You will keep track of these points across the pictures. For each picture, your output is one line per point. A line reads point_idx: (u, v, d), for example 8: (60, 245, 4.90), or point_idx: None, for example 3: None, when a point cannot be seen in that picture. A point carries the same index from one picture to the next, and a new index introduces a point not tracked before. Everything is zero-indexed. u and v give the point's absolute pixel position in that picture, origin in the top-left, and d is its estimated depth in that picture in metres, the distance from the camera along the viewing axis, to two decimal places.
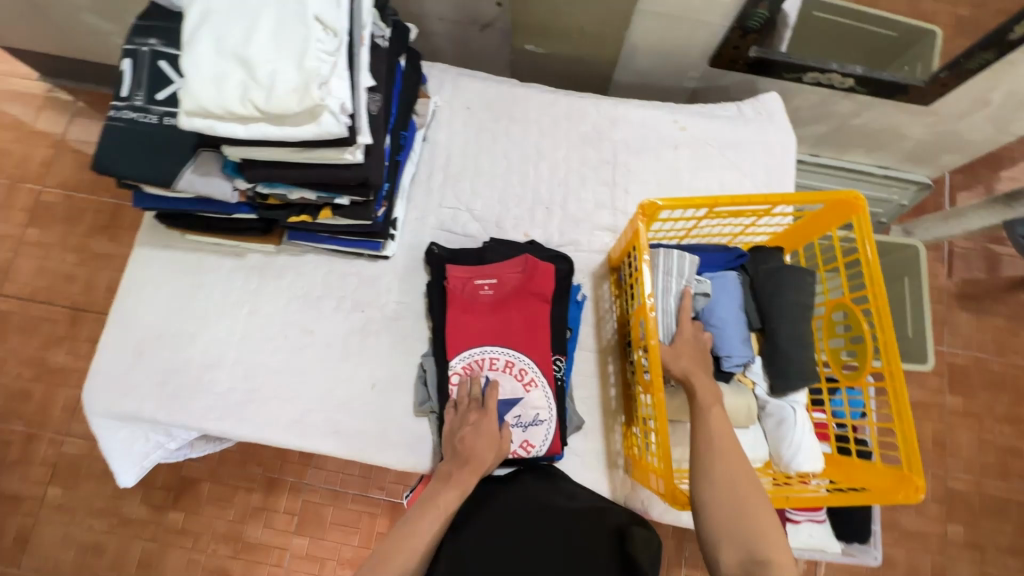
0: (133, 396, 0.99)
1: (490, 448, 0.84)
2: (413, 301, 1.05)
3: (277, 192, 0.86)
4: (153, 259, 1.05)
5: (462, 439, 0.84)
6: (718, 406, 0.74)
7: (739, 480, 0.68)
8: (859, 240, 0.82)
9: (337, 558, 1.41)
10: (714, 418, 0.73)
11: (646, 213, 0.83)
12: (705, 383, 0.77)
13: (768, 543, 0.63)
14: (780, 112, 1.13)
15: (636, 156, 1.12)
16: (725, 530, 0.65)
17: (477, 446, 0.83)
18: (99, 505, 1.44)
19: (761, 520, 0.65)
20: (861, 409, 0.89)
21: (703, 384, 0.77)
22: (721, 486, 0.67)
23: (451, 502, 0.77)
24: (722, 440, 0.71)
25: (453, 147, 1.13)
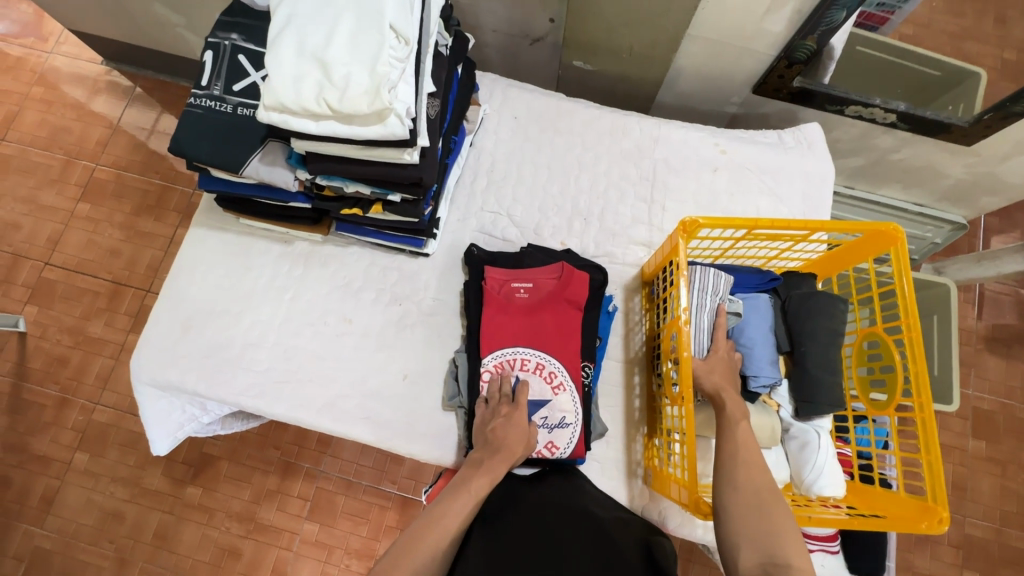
0: (177, 368, 1.03)
1: (521, 441, 0.86)
2: (448, 299, 1.08)
3: (333, 184, 0.91)
4: (207, 239, 1.11)
5: (494, 429, 0.87)
6: (745, 421, 0.76)
7: (763, 491, 0.69)
8: (896, 272, 0.83)
9: (344, 547, 1.43)
10: (737, 432, 0.75)
11: (686, 229, 0.85)
12: (733, 399, 0.80)
13: (789, 549, 0.64)
14: (821, 142, 1.15)
15: (675, 175, 1.15)
16: (747, 535, 0.66)
17: (509, 436, 0.86)
18: (123, 473, 1.50)
19: (783, 529, 0.66)
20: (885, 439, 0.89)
21: (733, 399, 0.79)
22: (745, 494, 0.69)
23: (482, 487, 0.79)
24: (748, 451, 0.73)
25: (497, 154, 1.17)
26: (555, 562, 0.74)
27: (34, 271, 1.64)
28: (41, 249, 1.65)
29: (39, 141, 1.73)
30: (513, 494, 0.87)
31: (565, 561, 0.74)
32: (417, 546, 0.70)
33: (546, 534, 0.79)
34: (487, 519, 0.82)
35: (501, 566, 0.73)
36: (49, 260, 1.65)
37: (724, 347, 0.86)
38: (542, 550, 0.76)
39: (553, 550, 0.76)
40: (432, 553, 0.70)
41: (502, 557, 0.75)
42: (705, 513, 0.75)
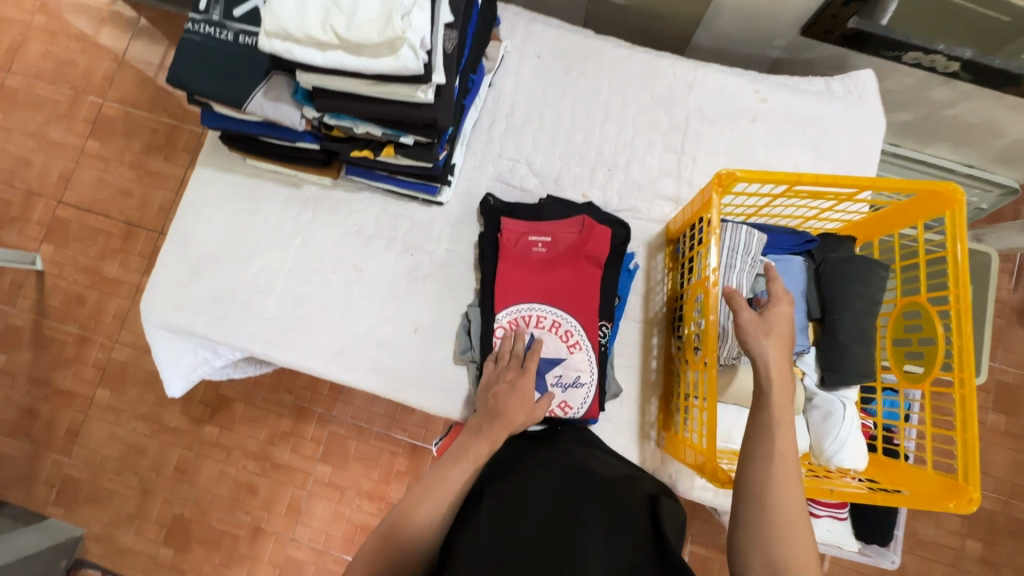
0: (188, 311, 1.02)
1: (522, 412, 0.83)
2: (462, 251, 1.04)
3: (343, 124, 0.85)
4: (214, 180, 1.07)
5: (494, 395, 0.85)
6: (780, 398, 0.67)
7: (784, 480, 0.64)
8: (949, 238, 0.76)
9: (356, 489, 1.47)
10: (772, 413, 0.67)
11: (721, 183, 0.78)
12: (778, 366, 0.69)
13: (799, 546, 0.61)
14: (873, 92, 1.05)
15: (709, 124, 1.06)
16: (762, 523, 0.62)
17: (510, 407, 0.83)
18: (143, 410, 1.54)
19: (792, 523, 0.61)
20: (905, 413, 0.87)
21: (779, 368, 0.68)
22: (773, 479, 0.64)
23: (481, 452, 0.79)
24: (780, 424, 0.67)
25: (518, 97, 1.09)
26: (561, 518, 0.71)
27: (48, 210, 1.62)
28: (54, 187, 1.63)
29: (45, 74, 1.67)
30: (525, 450, 0.85)
31: (573, 517, 0.71)
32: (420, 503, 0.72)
33: (556, 488, 0.76)
34: (497, 472, 0.80)
35: (507, 519, 0.71)
36: (62, 198, 1.62)
37: (785, 304, 0.73)
38: (550, 504, 0.74)
39: (561, 505, 0.73)
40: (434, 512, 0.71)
41: (508, 507, 0.73)
42: (723, 483, 0.73)
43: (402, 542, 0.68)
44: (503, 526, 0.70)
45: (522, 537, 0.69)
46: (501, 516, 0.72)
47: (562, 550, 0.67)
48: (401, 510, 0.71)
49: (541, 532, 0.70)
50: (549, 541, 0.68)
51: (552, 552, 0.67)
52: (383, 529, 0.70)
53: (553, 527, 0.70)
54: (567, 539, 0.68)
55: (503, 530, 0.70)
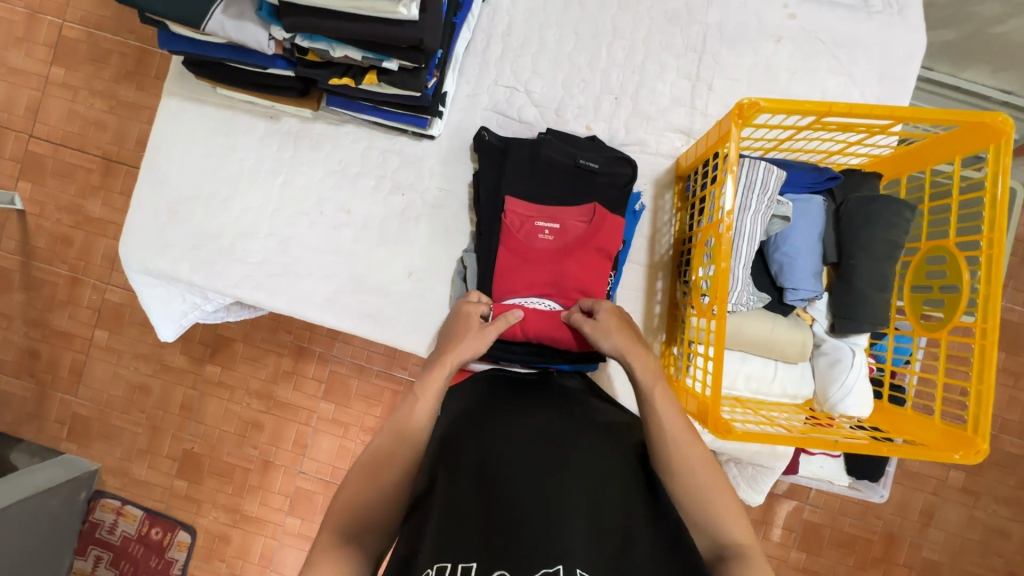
0: (169, 256, 0.97)
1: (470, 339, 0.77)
2: (456, 190, 0.97)
3: (317, 47, 0.75)
4: (185, 112, 0.98)
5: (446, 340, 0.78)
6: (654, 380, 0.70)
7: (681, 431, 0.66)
8: (990, 174, 0.69)
9: (359, 425, 1.49)
10: (661, 388, 0.70)
11: (743, 113, 0.69)
12: (640, 356, 0.73)
13: (730, 520, 0.60)
14: (916, 7, 0.93)
15: (729, 45, 0.95)
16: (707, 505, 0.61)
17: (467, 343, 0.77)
18: (143, 350, 1.53)
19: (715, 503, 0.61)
20: (907, 357, 0.86)
21: (641, 360, 0.73)
22: (688, 447, 0.64)
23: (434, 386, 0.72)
24: (671, 421, 0.66)
25: (516, 14, 0.97)
26: (552, 474, 0.63)
27: (20, 144, 1.52)
28: (23, 120, 1.52)
29: None
30: (515, 400, 0.76)
31: (565, 472, 0.63)
32: (405, 420, 0.68)
33: (547, 440, 0.67)
34: (483, 418, 0.72)
35: (493, 473, 0.64)
36: (33, 132, 1.52)
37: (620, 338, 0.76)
38: (539, 457, 0.65)
39: (550, 459, 0.65)
40: (422, 432, 0.67)
41: (494, 465, 0.64)
42: (725, 433, 0.71)
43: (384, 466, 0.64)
44: (485, 462, 0.65)
45: (504, 470, 0.64)
46: (489, 472, 0.64)
47: (545, 488, 0.61)
48: (385, 445, 0.66)
49: (525, 464, 0.64)
50: (537, 497, 0.61)
51: (539, 508, 0.59)
52: (370, 451, 0.66)
53: (537, 460, 0.64)
54: (553, 494, 0.61)
55: (487, 467, 0.64)
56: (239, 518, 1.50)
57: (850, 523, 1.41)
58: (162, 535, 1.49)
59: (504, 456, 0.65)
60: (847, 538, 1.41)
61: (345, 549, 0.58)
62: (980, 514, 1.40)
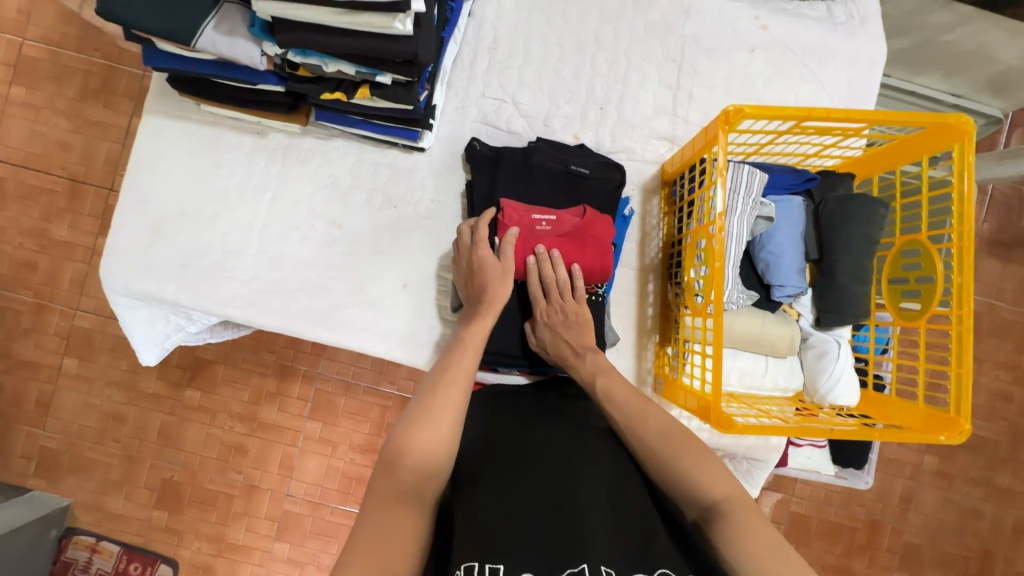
0: (154, 277, 0.94)
1: (498, 284, 0.82)
2: (448, 201, 0.98)
3: (310, 63, 0.75)
4: (167, 129, 0.96)
5: (471, 278, 0.84)
6: (601, 379, 0.77)
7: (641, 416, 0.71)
8: (956, 172, 0.74)
9: (348, 443, 1.46)
10: (613, 383, 0.76)
11: (728, 120, 0.73)
12: (587, 359, 0.81)
13: (711, 482, 0.62)
14: (875, 17, 1.00)
15: (706, 55, 1.00)
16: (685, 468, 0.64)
17: (480, 253, 0.83)
18: (117, 377, 1.47)
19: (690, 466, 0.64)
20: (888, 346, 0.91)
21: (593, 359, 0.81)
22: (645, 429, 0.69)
23: (474, 345, 0.77)
24: (631, 414, 0.72)
25: (501, 28, 0.99)
26: (572, 479, 0.65)
27: None
28: None
29: None
30: (528, 410, 0.77)
31: (580, 469, 0.67)
32: (450, 378, 0.71)
33: (566, 447, 0.69)
34: (499, 432, 0.73)
35: (515, 479, 0.65)
36: None
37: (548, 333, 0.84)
38: (559, 465, 0.67)
39: (570, 467, 0.67)
40: (462, 382, 0.71)
41: (516, 474, 0.66)
42: (727, 427, 0.73)
43: (429, 444, 0.63)
44: (509, 471, 0.66)
45: (527, 479, 0.65)
46: (512, 476, 0.66)
47: (568, 496, 0.63)
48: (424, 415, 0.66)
49: (546, 474, 0.66)
50: (555, 494, 0.64)
51: (562, 508, 0.62)
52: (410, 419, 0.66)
53: (559, 470, 0.66)
54: (568, 488, 0.64)
55: (511, 475, 0.66)
56: (223, 547, 1.44)
57: (836, 512, 1.46)
58: (140, 570, 1.43)
59: (524, 468, 0.67)
60: (833, 527, 1.45)
61: (385, 537, 0.57)
62: (955, 496, 1.46)
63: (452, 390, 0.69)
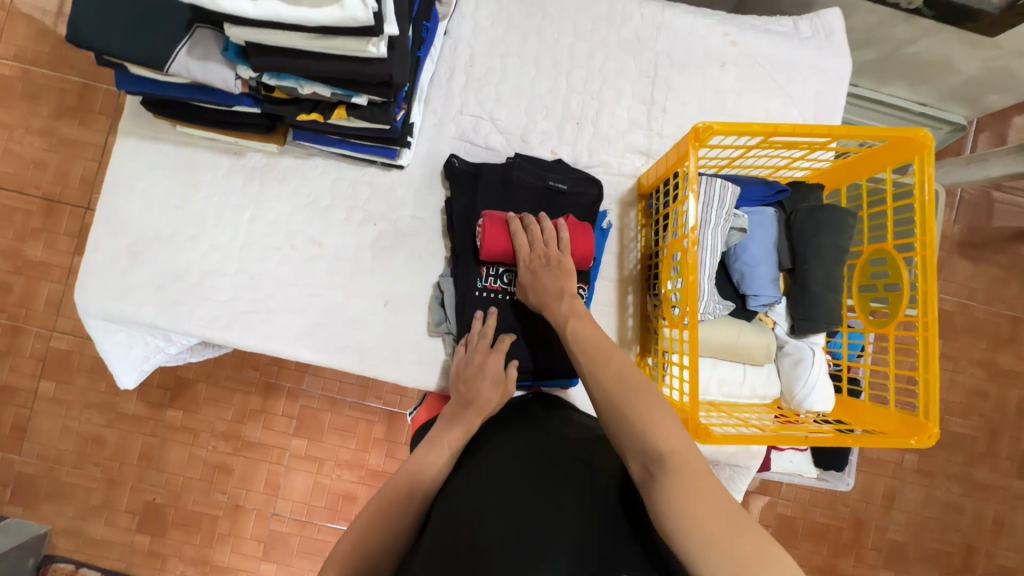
0: (131, 300, 0.93)
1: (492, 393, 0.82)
2: (428, 217, 0.98)
3: (285, 85, 0.76)
4: (143, 151, 0.95)
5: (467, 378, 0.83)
6: (573, 321, 0.79)
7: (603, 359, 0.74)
8: (918, 182, 0.77)
9: (335, 459, 1.45)
10: (583, 326, 0.79)
11: (698, 136, 0.75)
12: (565, 302, 0.82)
13: (659, 433, 0.64)
14: (840, 32, 1.03)
15: (678, 70, 1.02)
16: (640, 422, 0.65)
17: (479, 360, 0.84)
18: (95, 399, 1.44)
19: (642, 409, 0.66)
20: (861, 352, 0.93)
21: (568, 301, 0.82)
22: (606, 372, 0.72)
23: (457, 441, 0.76)
24: (593, 355, 0.75)
25: (477, 46, 1.01)
26: (537, 505, 0.64)
27: None
28: None
29: None
30: (499, 437, 0.76)
31: (557, 489, 0.66)
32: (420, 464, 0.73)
33: (531, 472, 0.68)
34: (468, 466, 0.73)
35: (478, 511, 0.64)
36: None
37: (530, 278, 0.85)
38: (524, 492, 0.66)
39: (536, 493, 0.66)
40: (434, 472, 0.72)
41: (479, 505, 0.65)
42: (705, 437, 0.75)
43: (384, 523, 0.66)
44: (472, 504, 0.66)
45: (490, 510, 0.64)
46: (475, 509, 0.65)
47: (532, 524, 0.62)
48: (384, 494, 0.69)
49: (510, 502, 0.65)
50: (526, 516, 0.63)
51: (524, 536, 0.61)
52: (375, 502, 0.68)
53: (524, 497, 0.65)
54: (541, 505, 0.64)
55: (473, 508, 0.65)
56: (209, 569, 1.42)
57: (821, 513, 1.48)
58: None
59: (488, 498, 0.66)
60: (819, 528, 1.47)
61: None
62: (936, 493, 1.49)
63: (421, 480, 0.70)
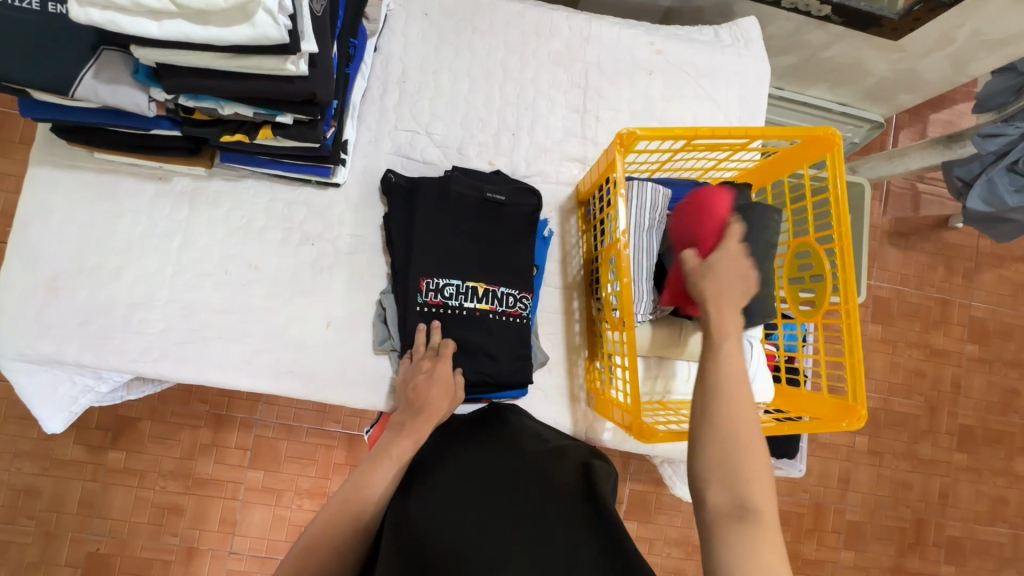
0: (51, 338, 0.87)
1: (442, 397, 0.83)
2: (368, 235, 0.97)
3: (204, 106, 0.73)
4: (58, 180, 0.90)
5: (414, 390, 0.84)
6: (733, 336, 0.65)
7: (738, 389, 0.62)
8: (831, 177, 0.82)
9: (294, 489, 1.39)
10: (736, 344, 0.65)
11: (623, 142, 0.77)
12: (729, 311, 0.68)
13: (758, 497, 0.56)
14: (757, 38, 1.08)
15: (609, 80, 1.05)
16: (736, 477, 0.57)
17: (424, 371, 0.85)
18: (27, 448, 1.34)
19: (752, 463, 0.58)
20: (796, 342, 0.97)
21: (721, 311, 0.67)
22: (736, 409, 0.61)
23: (404, 452, 0.76)
24: (734, 376, 0.63)
25: (409, 62, 1.01)
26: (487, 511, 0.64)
27: None
28: None
29: None
30: (451, 448, 0.77)
31: (508, 499, 0.65)
32: (368, 477, 0.72)
33: (481, 479, 0.69)
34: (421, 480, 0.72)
35: (431, 524, 0.63)
36: None
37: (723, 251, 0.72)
38: (474, 502, 0.65)
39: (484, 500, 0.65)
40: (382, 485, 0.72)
41: (431, 519, 0.64)
42: (649, 437, 0.76)
43: (328, 542, 0.65)
44: (424, 518, 0.64)
45: (444, 523, 0.63)
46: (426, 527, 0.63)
47: (484, 529, 0.61)
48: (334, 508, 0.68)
49: (463, 514, 0.64)
50: (476, 527, 0.62)
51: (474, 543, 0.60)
52: (323, 519, 0.68)
53: (474, 505, 0.65)
54: (492, 512, 0.64)
55: (423, 521, 0.64)
56: None
57: (783, 501, 1.52)
58: None
59: (441, 511, 0.65)
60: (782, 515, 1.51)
61: None
62: (886, 472, 1.56)
63: (369, 494, 0.70)
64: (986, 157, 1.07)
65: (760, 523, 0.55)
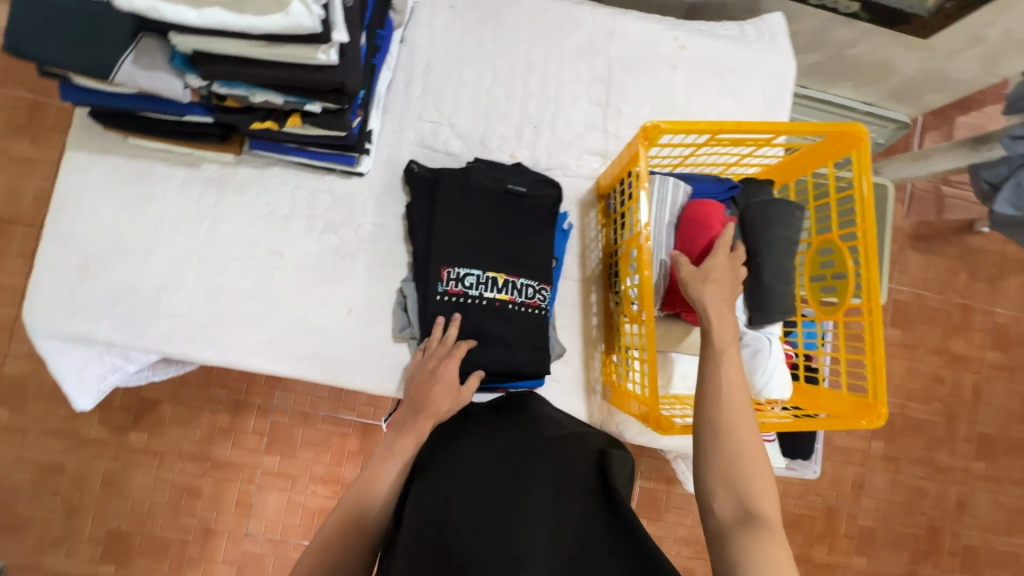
0: (83, 317, 0.90)
1: (444, 397, 0.83)
2: (389, 224, 0.98)
3: (236, 93, 0.75)
4: (92, 165, 0.93)
5: (417, 388, 0.85)
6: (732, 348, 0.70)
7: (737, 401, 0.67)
8: (856, 174, 0.81)
9: (309, 475, 1.42)
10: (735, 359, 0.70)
11: (647, 135, 0.77)
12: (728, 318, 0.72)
13: (765, 502, 0.61)
14: (783, 34, 1.07)
15: (632, 74, 1.05)
16: (740, 481, 0.62)
17: (428, 368, 0.86)
18: (54, 426, 1.38)
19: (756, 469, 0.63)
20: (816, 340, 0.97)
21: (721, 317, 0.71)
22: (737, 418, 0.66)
23: (407, 450, 0.79)
24: (733, 390, 0.67)
25: (433, 54, 1.02)
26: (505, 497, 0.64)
27: None
28: None
29: None
30: (465, 433, 0.78)
31: (525, 484, 0.65)
32: (374, 475, 0.76)
33: (498, 465, 0.69)
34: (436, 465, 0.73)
35: (450, 511, 0.63)
36: None
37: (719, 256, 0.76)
38: (491, 487, 0.66)
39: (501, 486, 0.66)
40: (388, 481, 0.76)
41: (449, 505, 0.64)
42: (666, 428, 0.76)
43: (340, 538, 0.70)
44: (442, 503, 0.65)
45: (462, 509, 0.63)
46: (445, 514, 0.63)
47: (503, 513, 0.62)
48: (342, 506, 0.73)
49: (481, 500, 0.64)
50: (495, 513, 0.62)
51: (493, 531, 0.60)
52: (334, 517, 0.72)
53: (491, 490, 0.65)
54: (509, 496, 0.64)
55: (442, 507, 0.64)
56: None
57: (795, 503, 1.51)
58: None
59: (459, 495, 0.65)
60: (794, 518, 1.50)
61: None
62: (902, 478, 1.54)
63: (373, 491, 0.74)
64: (1015, 159, 1.05)
65: (767, 526, 0.59)
